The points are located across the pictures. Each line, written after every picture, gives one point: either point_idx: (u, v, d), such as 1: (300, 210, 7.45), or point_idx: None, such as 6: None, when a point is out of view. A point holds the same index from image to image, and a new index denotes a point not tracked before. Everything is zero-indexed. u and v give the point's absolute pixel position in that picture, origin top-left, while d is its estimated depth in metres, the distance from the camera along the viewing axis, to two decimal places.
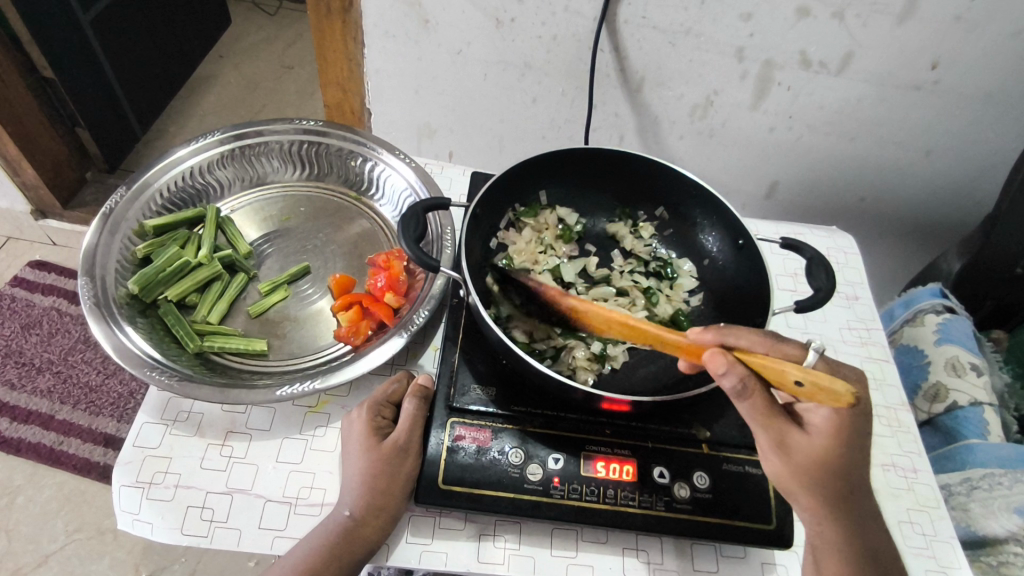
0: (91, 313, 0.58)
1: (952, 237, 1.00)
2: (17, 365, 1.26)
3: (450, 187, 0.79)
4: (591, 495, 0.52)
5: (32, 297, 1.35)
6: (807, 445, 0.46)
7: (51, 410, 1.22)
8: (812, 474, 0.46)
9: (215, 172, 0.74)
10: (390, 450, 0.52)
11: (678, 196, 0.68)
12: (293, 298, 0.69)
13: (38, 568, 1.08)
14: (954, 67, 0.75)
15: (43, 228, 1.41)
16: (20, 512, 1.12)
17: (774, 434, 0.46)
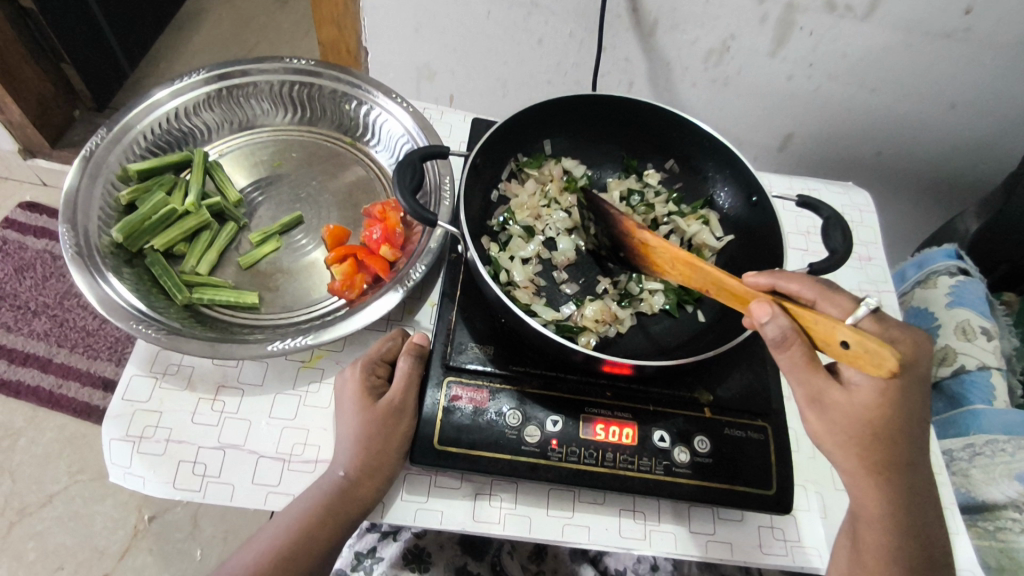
0: (74, 262, 0.55)
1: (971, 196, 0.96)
2: (13, 308, 1.25)
3: (450, 134, 0.75)
4: (589, 458, 0.51)
5: (24, 240, 1.32)
6: (848, 404, 0.44)
7: (49, 354, 1.21)
8: (852, 437, 0.45)
9: (202, 115, 0.70)
10: (390, 409, 0.50)
11: (688, 148, 0.64)
12: (285, 248, 0.67)
13: (42, 508, 1.10)
14: (987, 14, 0.70)
15: (31, 169, 1.37)
16: (22, 453, 1.13)
17: (812, 388, 0.44)
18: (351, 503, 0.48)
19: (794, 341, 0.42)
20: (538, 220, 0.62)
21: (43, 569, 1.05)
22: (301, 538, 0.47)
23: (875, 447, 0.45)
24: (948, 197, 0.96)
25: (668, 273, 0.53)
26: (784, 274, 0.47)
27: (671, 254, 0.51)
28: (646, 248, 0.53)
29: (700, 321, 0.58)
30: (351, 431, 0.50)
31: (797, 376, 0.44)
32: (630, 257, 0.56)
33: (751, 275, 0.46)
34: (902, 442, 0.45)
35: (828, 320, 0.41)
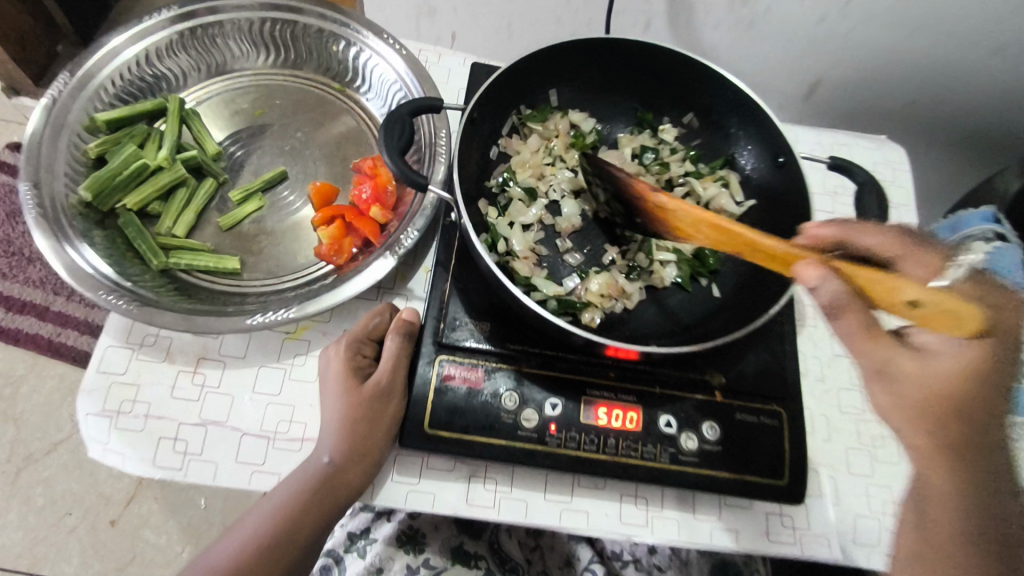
0: (37, 223, 0.51)
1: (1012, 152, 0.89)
2: (6, 254, 1.21)
3: (448, 81, 0.69)
4: (590, 444, 0.48)
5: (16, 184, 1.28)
6: (921, 374, 0.38)
7: (45, 301, 1.19)
8: (926, 414, 0.38)
9: (175, 59, 0.64)
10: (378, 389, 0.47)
11: (710, 99, 0.58)
12: (269, 207, 0.61)
13: (47, 456, 1.10)
14: None
15: (17, 108, 1.31)
16: (24, 402, 1.13)
17: (875, 358, 0.39)
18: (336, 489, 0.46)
19: (847, 305, 0.38)
20: (541, 181, 0.57)
21: (51, 516, 1.07)
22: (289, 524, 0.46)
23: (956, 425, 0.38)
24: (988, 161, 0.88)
25: (692, 238, 0.48)
26: (857, 226, 0.43)
27: (696, 217, 0.47)
28: (663, 211, 0.48)
29: (716, 297, 0.53)
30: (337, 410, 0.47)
31: (856, 346, 0.39)
32: (648, 223, 0.50)
33: (819, 226, 0.43)
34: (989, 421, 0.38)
35: (895, 277, 0.39)
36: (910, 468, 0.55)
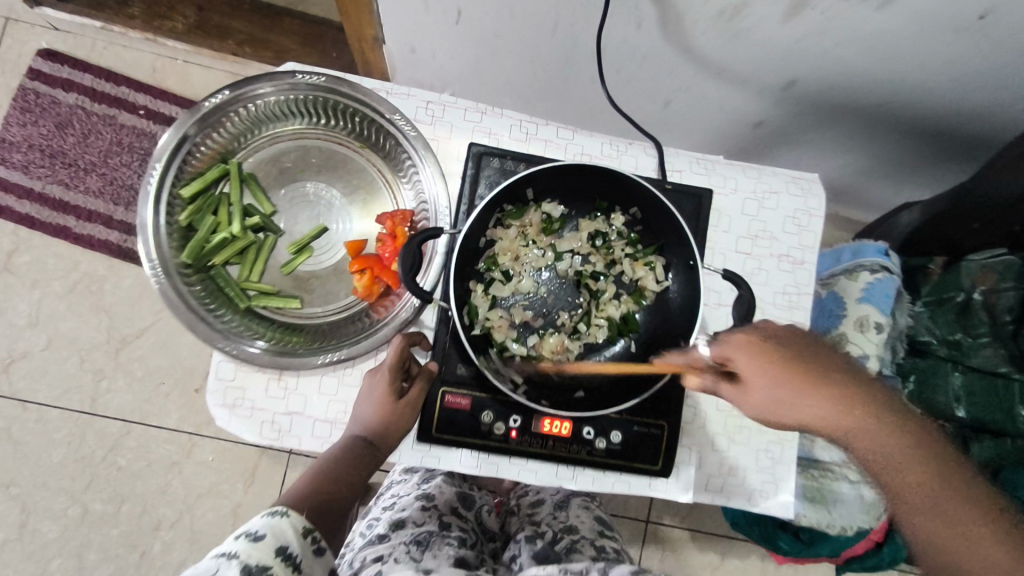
0: (168, 297, 0.73)
1: (933, 139, 1.14)
2: (65, 166, 1.55)
3: (449, 136, 0.84)
4: (537, 443, 0.78)
5: (56, 94, 1.55)
6: (756, 356, 0.59)
7: (109, 211, 1.55)
8: (789, 370, 0.58)
9: (224, 129, 0.77)
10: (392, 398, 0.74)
11: (647, 204, 0.75)
12: (315, 256, 0.85)
13: (140, 336, 1.56)
14: (1001, 18, 0.80)
15: (42, 16, 1.53)
16: (111, 295, 1.55)
17: (750, 366, 0.58)
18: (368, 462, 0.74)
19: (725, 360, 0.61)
20: (517, 263, 0.78)
21: (151, 383, 1.55)
22: (322, 487, 0.72)
23: (819, 381, 0.58)
24: (896, 139, 1.17)
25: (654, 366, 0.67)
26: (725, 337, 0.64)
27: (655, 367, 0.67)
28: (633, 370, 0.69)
29: (631, 351, 0.78)
30: (366, 413, 0.75)
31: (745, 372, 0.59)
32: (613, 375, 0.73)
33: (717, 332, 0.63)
34: (815, 371, 0.58)
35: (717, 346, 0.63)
36: (753, 445, 0.87)
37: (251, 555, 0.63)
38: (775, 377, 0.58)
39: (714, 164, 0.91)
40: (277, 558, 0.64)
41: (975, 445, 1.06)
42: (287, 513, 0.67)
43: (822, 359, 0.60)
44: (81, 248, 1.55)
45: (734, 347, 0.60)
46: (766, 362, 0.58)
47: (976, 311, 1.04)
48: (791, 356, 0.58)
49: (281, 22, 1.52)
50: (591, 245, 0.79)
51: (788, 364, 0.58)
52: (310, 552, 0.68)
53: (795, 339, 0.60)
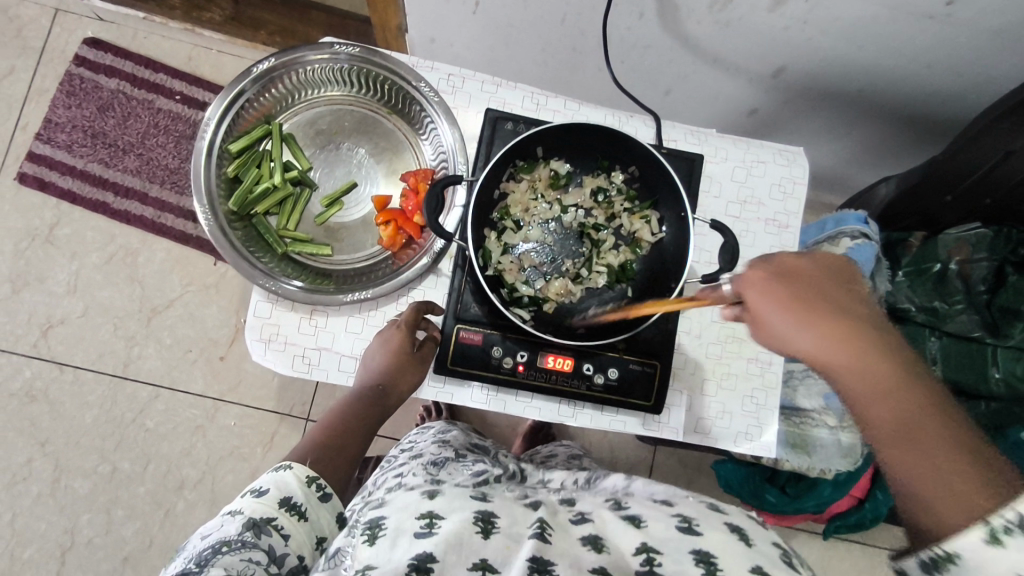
0: (217, 237, 0.83)
1: (915, 124, 1.22)
2: (106, 146, 1.66)
3: (468, 106, 0.94)
4: (542, 377, 0.87)
5: (98, 79, 1.67)
6: (764, 282, 0.64)
7: (145, 188, 1.66)
8: (791, 296, 0.62)
9: (270, 93, 0.87)
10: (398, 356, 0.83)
11: (645, 163, 0.84)
12: (345, 209, 0.95)
13: (169, 307, 1.66)
14: (965, 6, 0.89)
15: (89, 7, 1.65)
16: (145, 267, 1.66)
17: (760, 290, 0.63)
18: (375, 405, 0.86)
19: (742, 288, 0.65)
20: (527, 213, 0.87)
21: (179, 350, 1.65)
22: (332, 433, 0.85)
23: (822, 312, 0.62)
24: (880, 124, 1.26)
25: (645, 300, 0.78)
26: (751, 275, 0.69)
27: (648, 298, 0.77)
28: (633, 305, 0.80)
29: (628, 296, 0.86)
30: (375, 364, 0.84)
31: (761, 297, 0.63)
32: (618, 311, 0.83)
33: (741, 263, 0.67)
34: (817, 301, 0.62)
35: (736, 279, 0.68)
36: (741, 390, 0.95)
37: (256, 509, 0.72)
38: (781, 305, 0.62)
39: (707, 135, 1.00)
40: (281, 509, 0.74)
41: None
42: (289, 468, 0.78)
43: (830, 295, 0.64)
44: (117, 223, 1.66)
45: (750, 278, 0.64)
46: (774, 289, 0.63)
47: (952, 280, 1.12)
48: (798, 286, 0.63)
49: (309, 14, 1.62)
50: (594, 201, 0.88)
51: (789, 290, 0.63)
52: (315, 499, 0.77)
53: (805, 274, 0.65)
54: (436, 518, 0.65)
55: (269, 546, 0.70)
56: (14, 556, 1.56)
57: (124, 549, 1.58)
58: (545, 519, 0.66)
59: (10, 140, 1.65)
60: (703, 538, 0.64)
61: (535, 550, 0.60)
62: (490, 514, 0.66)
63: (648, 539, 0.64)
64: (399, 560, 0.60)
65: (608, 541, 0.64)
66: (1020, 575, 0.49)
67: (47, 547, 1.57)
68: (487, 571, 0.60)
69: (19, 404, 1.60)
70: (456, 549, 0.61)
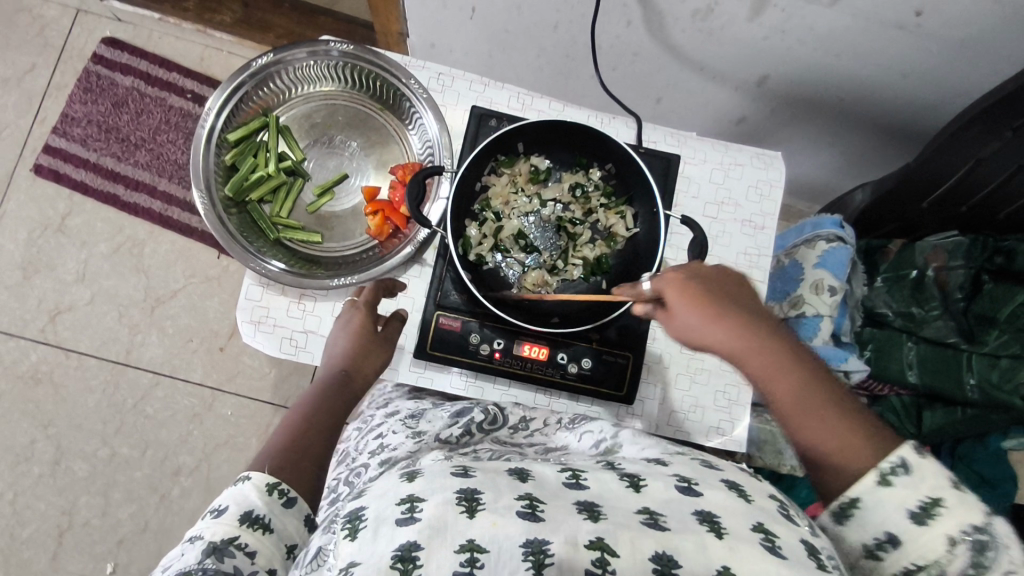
0: (211, 219, 0.87)
1: (896, 134, 1.26)
2: (119, 140, 1.73)
3: (455, 104, 0.98)
4: (517, 365, 0.90)
5: (114, 76, 1.74)
6: (683, 289, 0.68)
7: (154, 182, 1.72)
8: (705, 303, 0.67)
9: (267, 86, 0.92)
10: (365, 328, 0.86)
11: (620, 160, 0.88)
12: (336, 199, 0.99)
13: (172, 297, 1.71)
14: (933, 17, 0.93)
15: (109, 9, 1.73)
16: (150, 258, 1.71)
17: (680, 298, 0.67)
18: (344, 395, 0.82)
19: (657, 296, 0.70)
20: (506, 206, 0.91)
21: (180, 339, 1.70)
22: (296, 434, 0.76)
23: (729, 315, 0.67)
24: (862, 135, 1.29)
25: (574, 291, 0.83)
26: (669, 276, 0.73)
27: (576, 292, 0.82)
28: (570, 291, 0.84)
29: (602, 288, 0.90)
30: (340, 346, 0.85)
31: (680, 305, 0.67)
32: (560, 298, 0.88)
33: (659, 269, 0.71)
34: (724, 305, 0.67)
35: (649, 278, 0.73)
36: (713, 385, 0.97)
37: (216, 531, 0.63)
38: (695, 314, 0.67)
39: (687, 137, 1.04)
40: (243, 525, 0.65)
41: (928, 413, 1.15)
42: (247, 479, 0.69)
43: (735, 298, 0.69)
44: (126, 215, 1.71)
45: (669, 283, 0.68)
46: (689, 297, 0.67)
47: (928, 287, 1.15)
48: (709, 291, 0.68)
49: (316, 20, 1.68)
50: (572, 196, 0.92)
51: (702, 297, 0.67)
52: (279, 507, 0.68)
53: (714, 279, 0.69)
54: (417, 501, 0.53)
55: (233, 569, 0.61)
56: (13, 535, 1.60)
57: (119, 531, 1.62)
58: (534, 493, 0.55)
59: (28, 133, 1.72)
60: (702, 498, 0.58)
61: (528, 533, 0.51)
62: (474, 491, 0.54)
63: (649, 504, 0.57)
64: (381, 552, 0.50)
65: (606, 509, 0.55)
66: (908, 514, 0.61)
67: (45, 527, 1.61)
68: (477, 552, 0.49)
69: (25, 386, 1.65)
70: (441, 533, 0.50)
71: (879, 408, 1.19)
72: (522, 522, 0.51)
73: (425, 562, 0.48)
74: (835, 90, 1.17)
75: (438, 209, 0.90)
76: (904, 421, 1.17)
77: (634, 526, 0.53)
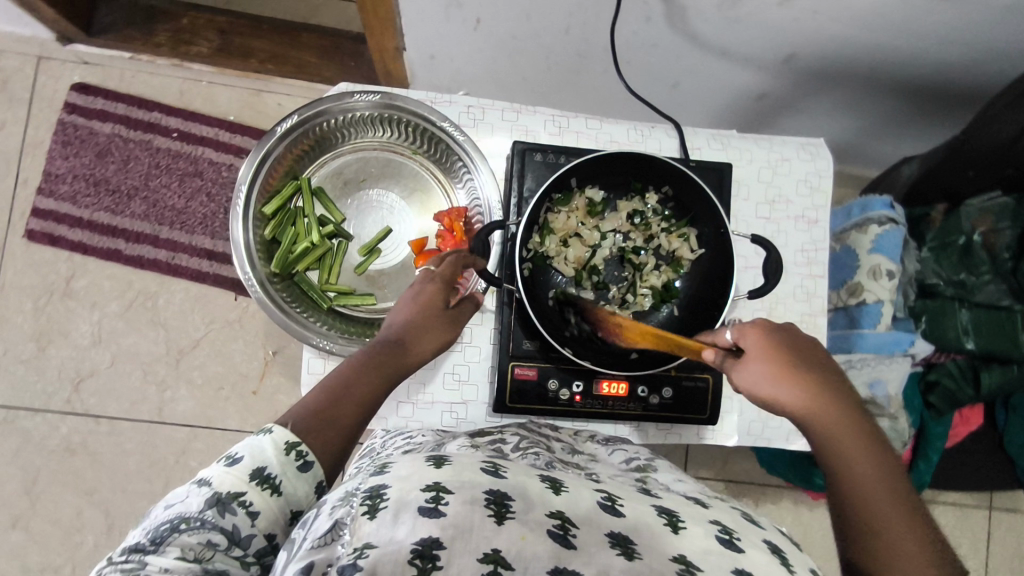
0: (263, 301, 0.82)
1: (925, 95, 1.23)
2: (110, 192, 1.64)
3: (492, 135, 0.94)
4: (599, 404, 0.89)
5: (92, 125, 1.64)
6: (759, 339, 0.70)
7: (155, 231, 1.65)
8: (779, 357, 0.69)
9: (294, 149, 0.87)
10: (434, 302, 0.79)
11: (676, 181, 0.84)
12: (382, 255, 0.96)
13: (195, 347, 1.66)
14: None
15: (74, 52, 1.63)
16: (165, 310, 1.65)
17: (754, 347, 0.70)
18: (392, 364, 0.74)
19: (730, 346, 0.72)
20: (566, 244, 0.88)
21: (211, 388, 1.66)
22: (334, 398, 0.70)
23: (808, 375, 0.68)
24: (888, 98, 1.26)
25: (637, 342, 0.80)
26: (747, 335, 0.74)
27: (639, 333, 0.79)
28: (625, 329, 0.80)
29: (673, 315, 0.88)
30: (405, 315, 0.78)
31: (753, 354, 0.69)
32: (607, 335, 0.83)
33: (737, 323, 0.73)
34: (804, 365, 0.69)
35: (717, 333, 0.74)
36: None
37: (224, 481, 0.59)
38: (769, 363, 0.68)
39: (730, 138, 1.00)
40: (252, 483, 0.60)
41: (985, 374, 1.15)
42: (268, 430, 0.64)
43: (819, 367, 0.70)
44: (132, 269, 1.65)
45: (749, 331, 0.71)
46: (766, 347, 0.69)
47: (977, 251, 1.15)
48: (790, 349, 0.70)
49: (300, 37, 1.63)
50: (632, 224, 0.89)
51: (781, 350, 0.69)
52: (294, 470, 0.63)
53: (800, 343, 0.71)
54: (443, 491, 0.52)
55: (232, 527, 0.57)
56: None
57: None
58: (566, 514, 0.55)
59: (12, 197, 1.63)
60: (743, 556, 0.57)
61: (558, 560, 0.50)
62: (503, 495, 0.54)
63: (687, 549, 0.56)
64: (402, 541, 0.48)
65: (640, 544, 0.55)
66: None
67: None
68: (501, 566, 0.49)
69: (60, 459, 1.62)
70: (466, 535, 0.49)
71: (936, 375, 1.21)
72: (552, 542, 0.52)
73: (445, 564, 0.48)
74: (865, 60, 1.13)
75: (498, 257, 0.87)
76: (961, 385, 1.19)
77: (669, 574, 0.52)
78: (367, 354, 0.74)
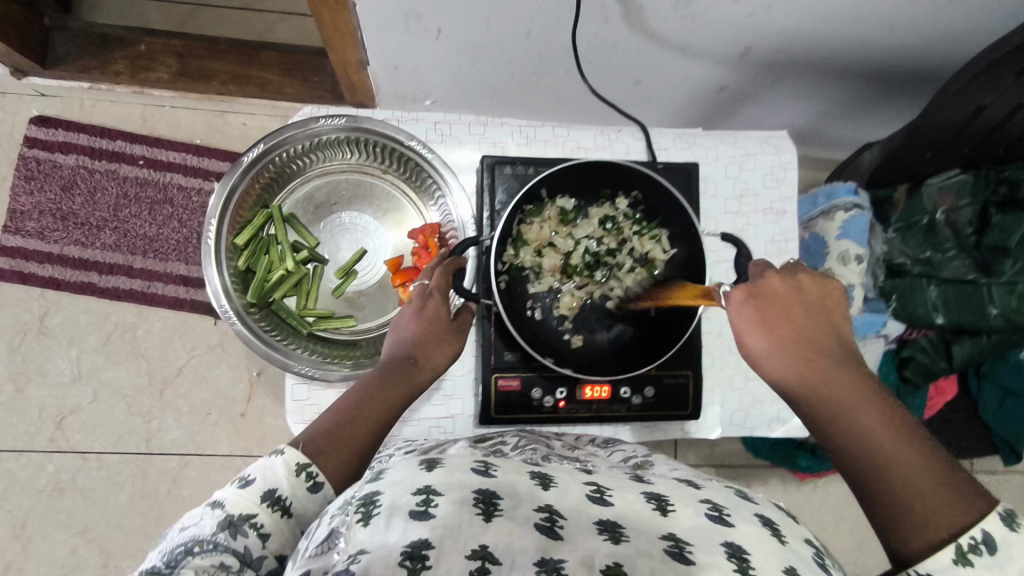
0: (243, 334, 0.82)
1: (881, 77, 1.26)
2: (79, 225, 1.62)
3: (460, 147, 0.94)
4: (583, 409, 0.90)
5: (55, 158, 1.62)
6: (750, 306, 0.74)
7: (129, 261, 1.63)
8: (767, 323, 0.73)
9: (262, 179, 0.87)
10: (440, 317, 0.82)
11: (643, 185, 0.86)
12: (359, 276, 0.96)
13: (179, 374, 1.64)
14: None
15: (29, 85, 1.59)
16: (145, 340, 1.63)
17: (744, 313, 0.74)
18: (407, 383, 0.76)
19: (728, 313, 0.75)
20: (540, 254, 0.89)
21: (199, 415, 1.65)
22: (345, 419, 0.71)
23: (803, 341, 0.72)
24: (847, 83, 1.29)
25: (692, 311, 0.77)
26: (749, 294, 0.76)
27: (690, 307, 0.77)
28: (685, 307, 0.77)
29: None
30: (410, 331, 0.80)
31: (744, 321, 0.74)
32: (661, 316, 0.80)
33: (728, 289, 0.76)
34: (795, 327, 0.72)
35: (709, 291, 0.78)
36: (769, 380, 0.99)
37: (236, 503, 0.60)
38: (759, 331, 0.73)
39: (695, 137, 1.02)
40: (264, 505, 0.61)
41: (956, 345, 1.19)
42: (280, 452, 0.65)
43: (814, 328, 0.73)
44: (108, 300, 1.62)
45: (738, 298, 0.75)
46: (754, 313, 0.73)
47: (941, 229, 1.18)
48: (779, 310, 0.73)
49: (260, 56, 1.57)
50: (603, 228, 0.90)
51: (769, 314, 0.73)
52: (304, 490, 0.64)
53: (793, 300, 0.74)
54: (434, 494, 0.53)
55: (244, 549, 0.57)
56: None
57: None
58: (555, 508, 0.57)
59: None
60: (733, 529, 0.57)
61: (544, 552, 0.50)
62: (492, 494, 0.55)
63: (677, 529, 0.57)
64: (393, 545, 0.48)
65: (628, 529, 0.55)
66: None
67: None
68: (489, 562, 0.49)
69: (49, 499, 1.59)
70: (455, 533, 0.50)
71: (909, 350, 1.25)
72: (539, 534, 0.52)
73: (435, 564, 0.47)
74: (821, 49, 1.16)
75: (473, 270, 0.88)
76: (934, 357, 1.23)
77: (656, 556, 0.52)
78: (381, 376, 0.76)
